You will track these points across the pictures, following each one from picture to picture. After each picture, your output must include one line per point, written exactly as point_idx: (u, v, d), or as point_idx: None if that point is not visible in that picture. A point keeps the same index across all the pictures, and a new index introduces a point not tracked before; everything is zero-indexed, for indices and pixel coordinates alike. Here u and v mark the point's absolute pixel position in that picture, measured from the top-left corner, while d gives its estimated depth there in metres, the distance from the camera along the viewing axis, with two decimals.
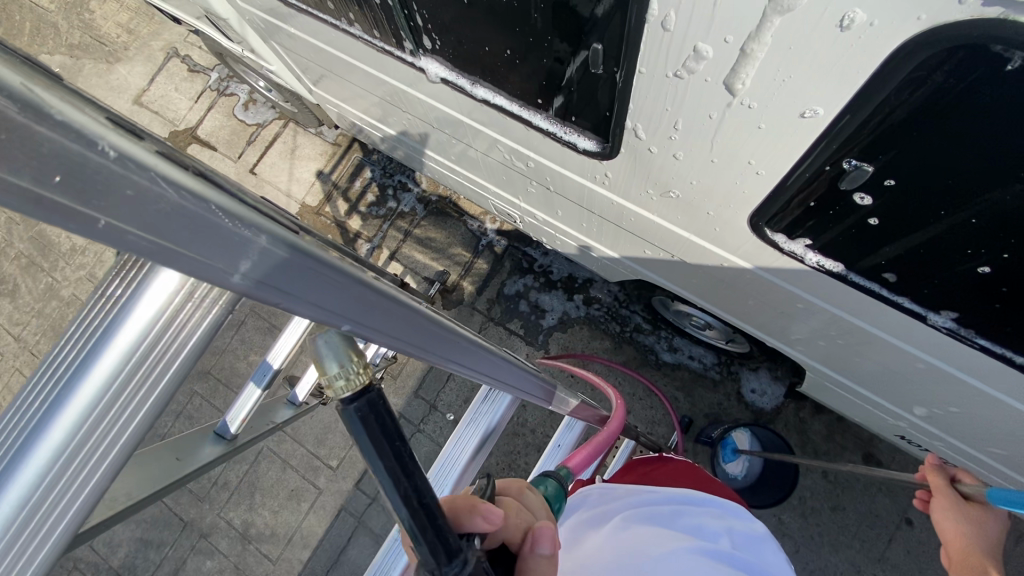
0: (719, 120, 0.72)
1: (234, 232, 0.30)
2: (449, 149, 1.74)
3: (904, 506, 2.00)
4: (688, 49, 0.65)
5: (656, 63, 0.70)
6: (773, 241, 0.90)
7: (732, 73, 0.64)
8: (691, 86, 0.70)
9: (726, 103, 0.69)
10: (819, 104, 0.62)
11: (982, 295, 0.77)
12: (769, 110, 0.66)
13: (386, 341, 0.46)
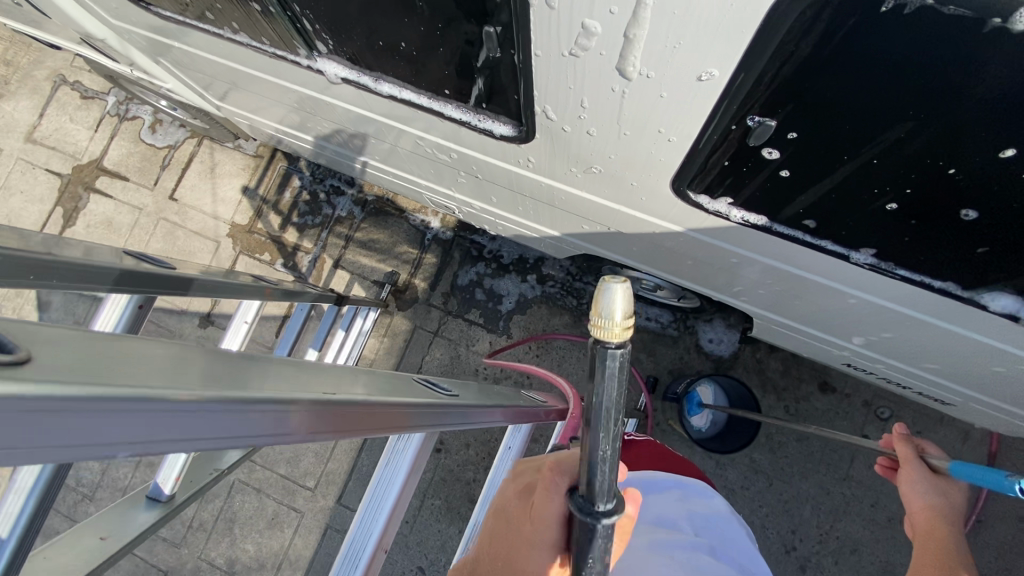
0: (623, 91, 0.71)
1: (7, 415, 0.30)
2: (373, 149, 1.67)
3: (861, 425, 2.12)
4: (578, 26, 0.63)
5: (551, 43, 0.68)
6: (698, 202, 0.91)
7: (624, 44, 0.62)
8: (589, 62, 0.68)
9: (625, 74, 0.68)
10: (713, 66, 0.61)
11: (895, 231, 0.79)
12: (669, 77, 0.65)
13: (263, 436, 0.48)
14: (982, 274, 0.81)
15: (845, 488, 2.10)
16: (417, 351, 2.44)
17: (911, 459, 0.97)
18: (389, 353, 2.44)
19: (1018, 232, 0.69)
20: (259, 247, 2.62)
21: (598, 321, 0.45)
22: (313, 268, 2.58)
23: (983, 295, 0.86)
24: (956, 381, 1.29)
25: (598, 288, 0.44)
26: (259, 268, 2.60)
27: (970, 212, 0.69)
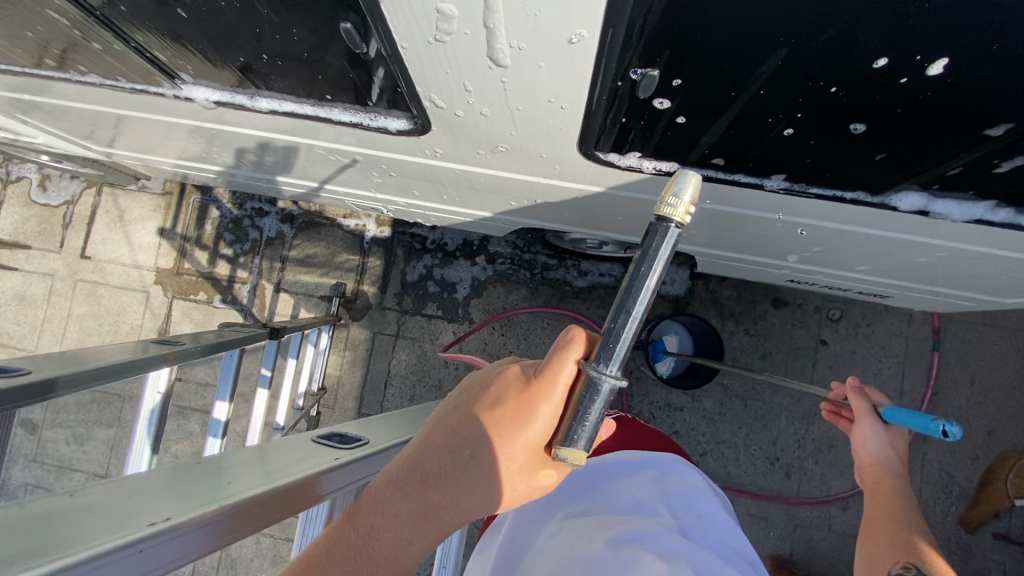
0: (501, 67, 0.68)
1: (129, 554, 0.50)
2: (280, 164, 1.58)
3: (817, 331, 2.22)
4: (433, 11, 0.60)
5: (414, 33, 0.65)
6: (609, 160, 0.90)
7: (485, 19, 0.59)
8: (457, 43, 0.65)
9: (497, 49, 0.64)
10: (580, 27, 0.58)
11: (798, 154, 0.79)
12: (541, 46, 0.62)
13: (280, 513, 0.69)
14: (887, 179, 0.82)
15: (813, 392, 2.21)
16: (382, 357, 2.39)
17: (865, 415, 1.08)
18: (354, 365, 2.39)
19: (907, 135, 0.70)
20: (192, 288, 2.48)
21: (667, 199, 0.59)
22: (255, 297, 2.47)
23: (891, 197, 0.88)
24: (888, 275, 1.35)
25: (676, 176, 0.59)
26: (198, 310, 2.47)
27: (860, 126, 0.69)
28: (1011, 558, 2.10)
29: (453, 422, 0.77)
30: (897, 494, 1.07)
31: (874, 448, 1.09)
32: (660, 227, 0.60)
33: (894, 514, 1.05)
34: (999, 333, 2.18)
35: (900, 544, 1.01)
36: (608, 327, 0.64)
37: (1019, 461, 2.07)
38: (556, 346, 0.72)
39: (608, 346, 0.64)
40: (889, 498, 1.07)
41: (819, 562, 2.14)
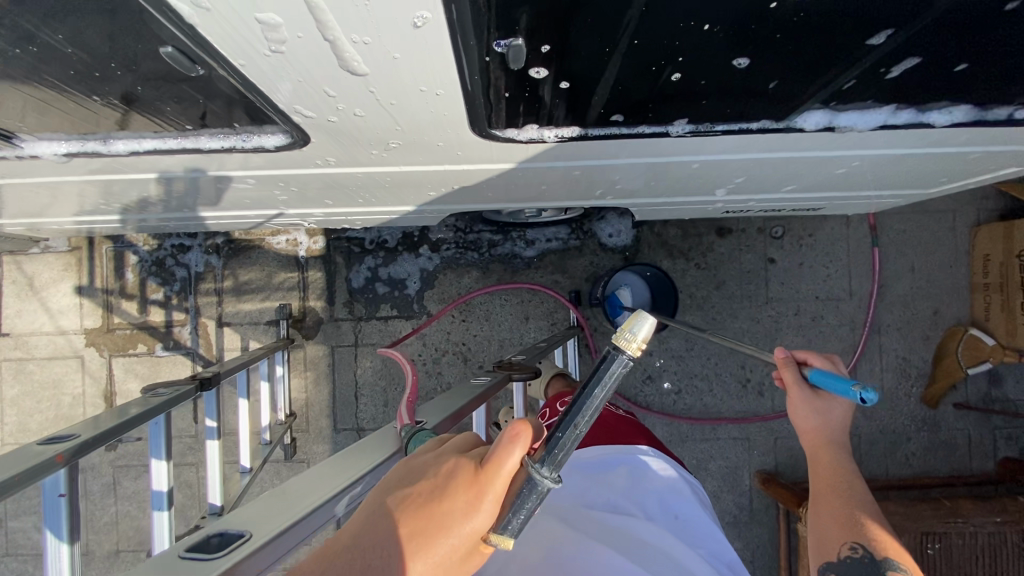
0: (354, 64, 0.62)
1: None
2: (178, 197, 1.45)
3: (763, 251, 2.26)
4: (255, 22, 0.55)
5: (248, 45, 0.60)
6: (508, 136, 0.85)
7: (314, 15, 0.53)
8: (295, 47, 0.59)
9: (341, 46, 0.59)
10: (421, 9, 0.52)
11: (694, 95, 0.75)
12: (387, 38, 0.57)
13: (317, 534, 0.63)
14: (787, 102, 0.80)
15: (771, 310, 2.26)
16: (346, 369, 2.31)
17: (795, 383, 0.96)
18: (319, 384, 2.31)
19: (795, 57, 0.67)
20: (129, 342, 2.33)
21: (624, 333, 0.55)
22: (199, 337, 2.34)
23: (796, 119, 0.86)
24: (815, 190, 1.36)
25: (636, 313, 0.55)
26: (141, 364, 2.33)
27: (744, 59, 0.67)
28: (972, 423, 2.24)
29: (386, 506, 0.49)
30: (846, 472, 0.95)
31: (814, 420, 0.96)
32: (613, 355, 0.55)
33: (847, 499, 0.93)
34: (931, 218, 2.26)
35: (847, 525, 0.91)
36: (554, 435, 0.54)
37: (967, 333, 2.16)
38: (497, 436, 0.50)
39: (552, 456, 0.52)
40: (836, 479, 0.94)
41: (804, 467, 2.24)
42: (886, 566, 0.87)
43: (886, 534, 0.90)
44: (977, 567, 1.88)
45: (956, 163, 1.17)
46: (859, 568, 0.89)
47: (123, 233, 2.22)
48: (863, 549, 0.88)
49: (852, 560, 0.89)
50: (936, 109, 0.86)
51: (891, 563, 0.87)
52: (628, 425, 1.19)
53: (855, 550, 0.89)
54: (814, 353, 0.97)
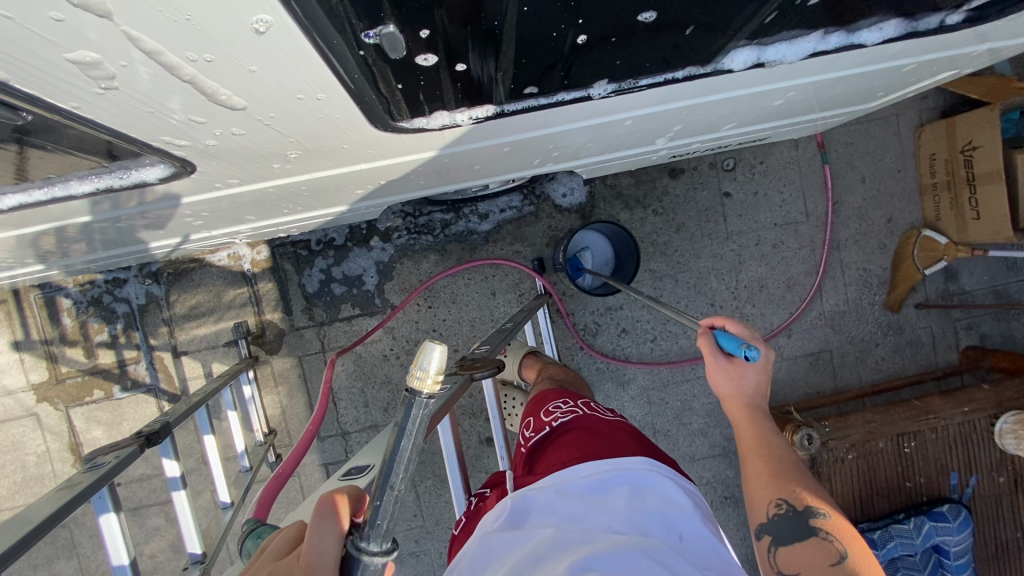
0: (206, 85, 0.57)
1: None
2: (86, 236, 1.32)
3: (718, 186, 2.23)
4: (68, 63, 0.51)
5: (73, 86, 0.56)
6: (419, 127, 0.78)
7: (135, 42, 0.48)
8: (134, 77, 0.54)
9: (182, 69, 0.54)
10: (259, 14, 0.46)
11: (604, 53, 0.70)
12: (230, 53, 0.52)
13: None
14: (712, 41, 0.73)
15: (733, 244, 2.26)
16: (318, 377, 2.24)
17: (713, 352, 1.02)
18: (294, 396, 2.23)
19: None
20: (83, 389, 2.21)
21: (415, 372, 0.54)
22: (157, 372, 2.22)
23: (723, 61, 0.80)
24: (757, 122, 1.31)
25: (425, 348, 0.54)
26: (102, 410, 2.21)
27: (650, 13, 0.63)
28: (934, 320, 2.32)
29: None
30: (763, 428, 0.98)
31: (737, 385, 1.00)
32: (410, 401, 0.56)
33: (766, 457, 0.95)
34: (876, 125, 2.26)
35: (771, 483, 0.93)
36: (374, 505, 0.54)
37: (920, 235, 2.20)
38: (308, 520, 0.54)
39: (377, 527, 0.54)
40: (755, 437, 0.97)
41: (783, 390, 2.30)
42: (809, 516, 0.90)
43: (806, 484, 0.93)
44: (950, 455, 1.99)
45: (891, 77, 1.13)
46: (786, 524, 0.91)
47: (48, 278, 2.05)
48: (787, 505, 0.91)
49: (777, 517, 0.92)
50: (866, 28, 0.81)
51: (813, 513, 0.90)
52: (619, 430, 1.06)
53: (780, 507, 0.92)
54: (729, 318, 1.04)
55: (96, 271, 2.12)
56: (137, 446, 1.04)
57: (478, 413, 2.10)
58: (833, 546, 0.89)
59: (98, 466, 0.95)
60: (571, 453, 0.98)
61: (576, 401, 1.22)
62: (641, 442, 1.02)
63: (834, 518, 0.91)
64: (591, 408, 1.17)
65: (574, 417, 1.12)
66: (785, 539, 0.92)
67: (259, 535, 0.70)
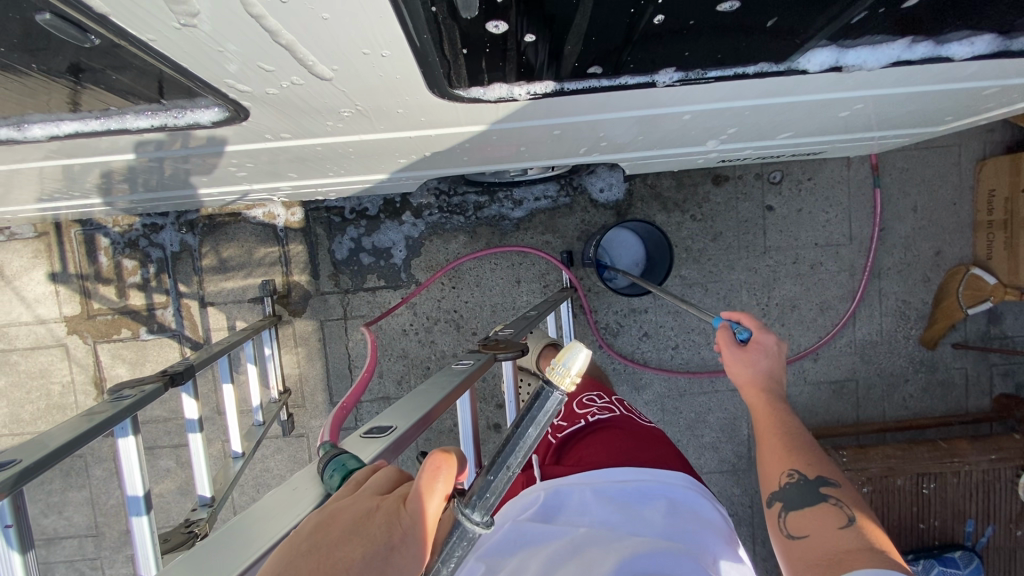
0: (274, 31, 0.57)
1: None
2: (133, 176, 1.34)
3: (760, 199, 2.17)
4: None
5: (154, 18, 0.56)
6: (476, 97, 0.76)
7: None
8: (205, 12, 0.54)
9: (252, 7, 0.53)
10: None
11: (678, 38, 0.67)
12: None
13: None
14: (791, 38, 0.70)
15: (769, 260, 2.19)
16: (337, 343, 2.26)
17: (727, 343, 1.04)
18: (311, 359, 2.26)
19: None
20: (111, 328, 2.27)
21: (557, 368, 0.55)
22: (183, 319, 2.27)
23: (799, 61, 0.76)
24: (815, 134, 1.26)
25: (569, 347, 0.55)
26: (127, 348, 2.27)
27: (732, 3, 0.60)
28: (971, 362, 2.22)
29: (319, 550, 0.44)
30: (779, 406, 0.98)
31: (756, 367, 1.01)
32: (548, 392, 0.56)
33: (779, 432, 0.95)
34: (936, 153, 2.16)
35: (780, 457, 0.93)
36: (486, 477, 0.53)
37: (968, 272, 2.10)
38: (420, 471, 0.50)
39: (485, 496, 0.52)
40: (770, 415, 0.97)
41: (802, 414, 2.24)
42: (820, 485, 0.87)
43: (818, 456, 0.91)
44: (970, 502, 1.91)
45: (967, 100, 1.08)
46: (797, 493, 0.88)
47: (91, 216, 2.11)
48: (798, 474, 0.89)
49: (788, 486, 0.89)
50: (957, 41, 0.76)
51: (824, 481, 0.87)
52: (654, 437, 1.07)
53: (791, 477, 0.90)
54: (745, 315, 1.06)
55: (136, 214, 2.17)
56: (162, 385, 1.06)
57: (489, 398, 2.11)
58: (842, 512, 0.84)
59: (123, 398, 0.97)
60: (605, 453, 1.00)
61: (611, 399, 1.26)
62: (678, 454, 1.02)
63: (846, 490, 0.88)
64: (627, 409, 1.20)
65: (610, 418, 1.15)
66: (795, 506, 0.87)
67: (343, 462, 0.59)
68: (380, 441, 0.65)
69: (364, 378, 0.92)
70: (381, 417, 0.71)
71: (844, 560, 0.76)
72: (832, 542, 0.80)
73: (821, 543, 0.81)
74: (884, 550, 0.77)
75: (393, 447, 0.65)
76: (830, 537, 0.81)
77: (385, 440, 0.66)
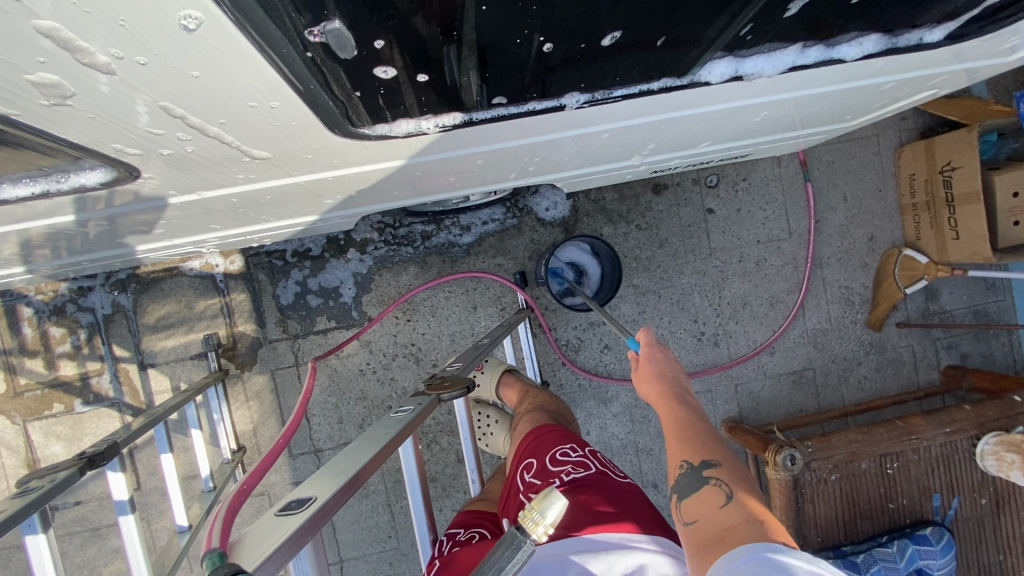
0: (149, 97, 0.58)
1: None
2: (41, 243, 1.25)
3: (700, 202, 2.22)
4: (30, 85, 0.53)
5: (20, 98, 0.56)
6: (383, 134, 0.74)
7: (79, 58, 0.49)
8: (75, 78, 0.53)
9: (118, 72, 0.52)
10: (189, 8, 0.44)
11: (575, 61, 0.67)
12: (166, 56, 0.51)
13: None
14: (687, 50, 0.70)
15: (715, 261, 2.24)
16: (290, 392, 2.16)
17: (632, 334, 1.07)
18: (265, 413, 2.15)
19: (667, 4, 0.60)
20: (42, 403, 2.10)
21: (533, 514, 0.63)
22: (121, 385, 2.13)
23: (699, 73, 0.77)
24: (737, 139, 1.29)
25: (547, 493, 0.64)
26: (62, 424, 2.11)
27: (614, 33, 0.63)
28: (915, 339, 2.31)
29: None
30: (666, 388, 0.98)
31: (647, 375, 1.02)
32: (520, 540, 0.63)
33: (670, 420, 0.95)
34: (857, 145, 2.27)
35: (675, 444, 0.91)
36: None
37: (901, 254, 2.20)
38: None
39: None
40: (662, 401, 0.97)
41: (766, 408, 2.26)
42: (704, 468, 0.86)
43: (706, 442, 0.90)
44: (933, 477, 1.96)
45: (870, 94, 1.13)
46: (686, 480, 0.87)
47: (8, 286, 1.96)
48: (686, 463, 0.88)
49: (679, 475, 0.88)
50: (846, 42, 0.79)
51: (706, 465, 0.86)
52: (631, 495, 0.97)
53: (681, 467, 0.89)
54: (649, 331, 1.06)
55: (59, 279, 2.02)
56: (78, 468, 0.99)
57: (455, 431, 2.05)
58: (722, 491, 0.83)
59: (26, 493, 0.88)
60: (584, 518, 0.88)
61: (584, 449, 1.10)
62: (655, 513, 0.94)
63: (728, 467, 0.86)
64: (601, 463, 1.06)
65: (583, 471, 1.01)
66: (686, 494, 0.86)
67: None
68: (298, 514, 0.59)
69: (275, 447, 0.82)
70: (299, 489, 0.65)
71: (724, 538, 0.75)
72: (714, 524, 0.80)
73: (709, 527, 0.80)
74: (758, 525, 0.76)
75: (313, 519, 0.59)
76: (715, 519, 0.80)
77: (303, 513, 0.59)
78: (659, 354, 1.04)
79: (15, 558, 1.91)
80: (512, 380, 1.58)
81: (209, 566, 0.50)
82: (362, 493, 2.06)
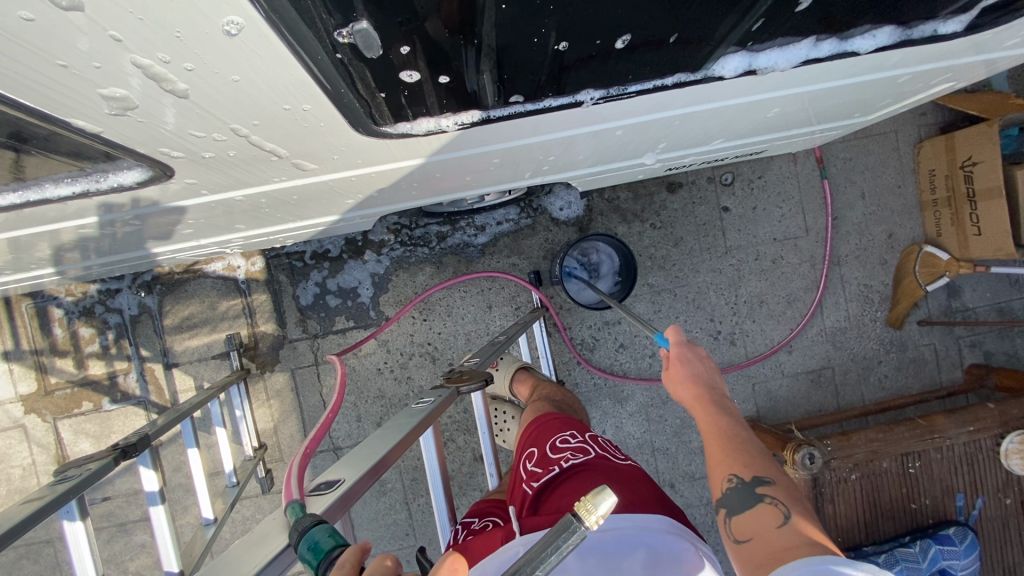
0: (194, 101, 0.61)
1: None
2: (73, 245, 1.30)
3: (715, 200, 2.22)
4: (99, 97, 0.58)
5: (85, 107, 0.61)
6: (406, 132, 0.77)
7: (138, 66, 0.53)
8: (130, 85, 0.56)
9: (172, 78, 0.56)
10: (232, 15, 0.47)
11: (591, 59, 0.68)
12: (210, 63, 0.54)
13: None
14: (699, 49, 0.72)
15: (731, 260, 2.23)
16: (310, 392, 2.20)
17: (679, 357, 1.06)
18: (285, 412, 2.19)
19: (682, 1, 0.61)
20: (72, 401, 2.17)
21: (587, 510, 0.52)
22: (148, 383, 2.19)
23: (713, 67, 0.78)
24: (751, 135, 1.29)
25: (599, 488, 0.53)
26: (91, 422, 2.17)
27: (628, 36, 0.65)
28: (937, 337, 2.27)
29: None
30: (714, 410, 0.98)
31: (682, 381, 1.04)
32: (574, 528, 0.52)
33: (714, 433, 0.95)
34: (875, 142, 2.25)
35: (723, 459, 0.91)
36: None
37: (921, 251, 2.17)
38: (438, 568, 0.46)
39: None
40: (708, 422, 0.97)
41: (785, 408, 2.24)
42: (756, 485, 0.86)
43: (755, 458, 0.90)
44: (956, 477, 1.93)
45: (886, 87, 1.12)
46: (736, 497, 0.87)
47: (40, 288, 2.03)
48: (736, 478, 0.88)
49: (728, 491, 0.88)
50: (859, 35, 0.80)
51: (760, 481, 0.86)
52: (633, 477, 0.98)
53: (729, 481, 0.89)
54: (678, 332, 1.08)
55: (90, 280, 2.09)
56: (111, 459, 1.03)
57: (471, 430, 2.07)
58: (778, 510, 0.83)
59: (64, 481, 0.92)
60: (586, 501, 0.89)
61: (584, 435, 1.12)
62: (657, 492, 0.95)
63: (783, 487, 0.87)
64: (602, 447, 1.07)
65: (584, 458, 1.02)
66: (736, 510, 0.86)
67: (316, 540, 0.54)
68: (329, 495, 0.64)
69: (323, 421, 0.87)
70: (329, 470, 0.70)
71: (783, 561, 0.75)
72: (769, 544, 0.79)
73: (763, 546, 0.80)
74: (815, 544, 0.76)
75: (341, 500, 0.64)
76: (768, 539, 0.80)
77: (333, 494, 0.64)
78: (699, 368, 1.05)
79: (46, 551, 1.97)
80: (523, 376, 1.59)
81: (291, 514, 0.59)
82: (380, 490, 2.09)
